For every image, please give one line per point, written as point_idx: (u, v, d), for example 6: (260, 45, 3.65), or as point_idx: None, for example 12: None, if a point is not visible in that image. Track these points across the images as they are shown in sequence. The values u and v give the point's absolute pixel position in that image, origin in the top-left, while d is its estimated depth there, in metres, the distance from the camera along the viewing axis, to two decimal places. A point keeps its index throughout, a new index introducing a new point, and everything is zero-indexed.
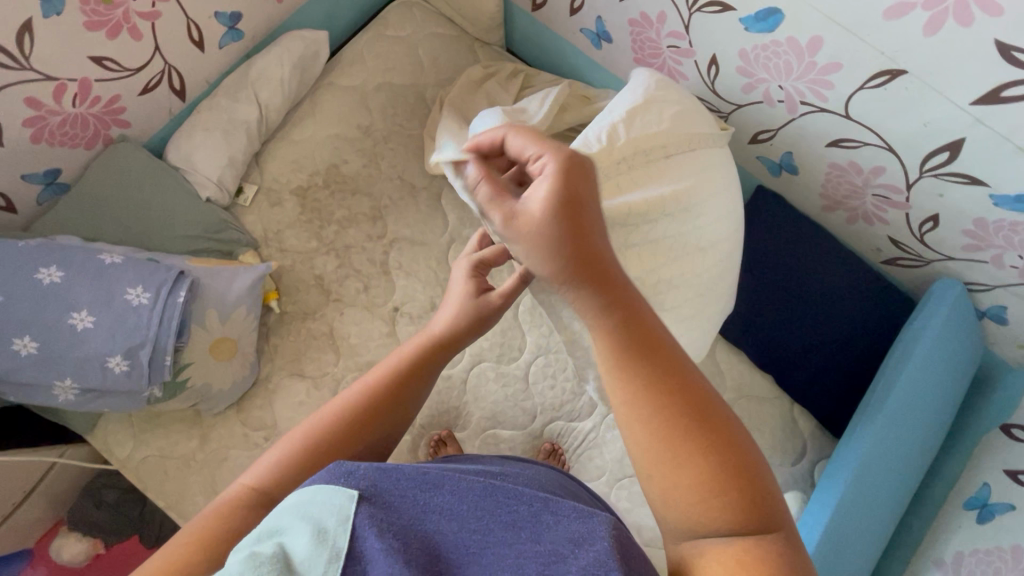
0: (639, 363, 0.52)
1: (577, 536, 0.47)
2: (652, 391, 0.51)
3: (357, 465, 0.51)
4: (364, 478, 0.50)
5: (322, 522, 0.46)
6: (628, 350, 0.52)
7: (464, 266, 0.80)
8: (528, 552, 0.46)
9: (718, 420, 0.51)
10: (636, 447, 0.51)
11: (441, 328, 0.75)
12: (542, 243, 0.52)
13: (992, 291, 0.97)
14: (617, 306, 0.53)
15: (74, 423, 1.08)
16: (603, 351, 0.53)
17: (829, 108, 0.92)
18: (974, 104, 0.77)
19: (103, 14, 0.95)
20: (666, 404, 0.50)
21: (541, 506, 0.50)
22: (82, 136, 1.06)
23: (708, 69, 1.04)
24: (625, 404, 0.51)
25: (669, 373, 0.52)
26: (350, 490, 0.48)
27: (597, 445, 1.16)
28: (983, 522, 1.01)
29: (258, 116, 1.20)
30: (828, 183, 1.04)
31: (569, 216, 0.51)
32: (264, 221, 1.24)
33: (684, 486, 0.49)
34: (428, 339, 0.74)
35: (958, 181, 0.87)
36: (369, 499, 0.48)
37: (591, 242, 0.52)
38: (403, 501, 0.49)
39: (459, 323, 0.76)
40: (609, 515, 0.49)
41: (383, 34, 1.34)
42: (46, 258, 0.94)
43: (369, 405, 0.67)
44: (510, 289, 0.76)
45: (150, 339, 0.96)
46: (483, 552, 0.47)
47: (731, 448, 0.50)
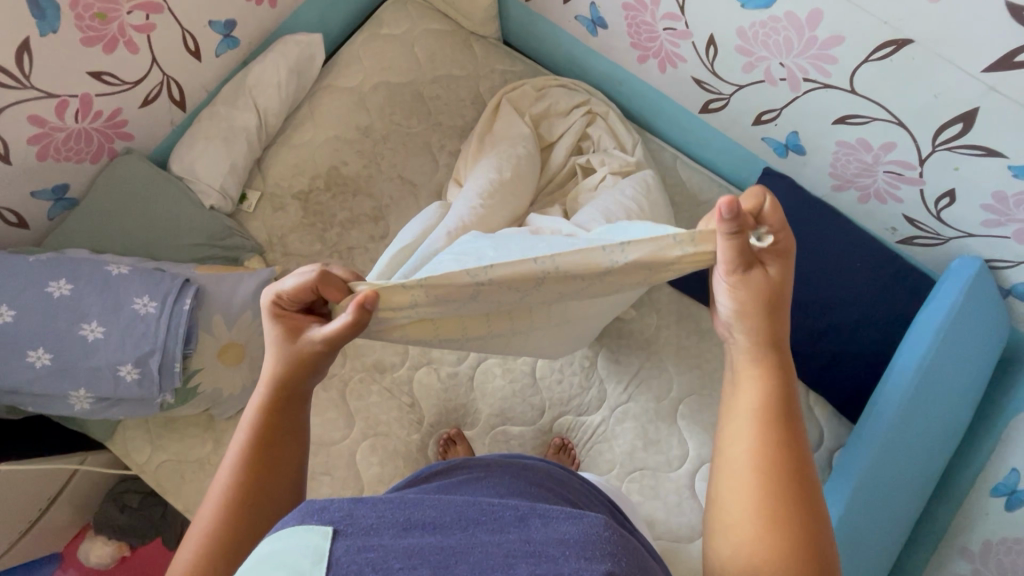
0: (774, 428, 0.60)
1: (565, 537, 0.47)
2: (778, 451, 0.59)
3: (329, 501, 0.49)
4: (338, 510, 0.49)
5: (297, 565, 0.43)
6: (774, 413, 0.61)
7: (265, 310, 0.66)
8: (518, 551, 0.46)
9: (822, 521, 0.57)
10: (739, 482, 0.59)
11: (270, 384, 0.65)
12: (759, 305, 0.63)
13: (1016, 267, 0.92)
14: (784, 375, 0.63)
15: (93, 430, 1.11)
16: (750, 402, 0.62)
17: (834, 84, 0.88)
18: (986, 72, 0.73)
19: (98, 30, 0.97)
20: (784, 473, 0.58)
21: (527, 512, 0.50)
22: (86, 151, 1.08)
23: (706, 50, 1.01)
24: (754, 441, 0.60)
25: (796, 453, 0.59)
26: (323, 527, 0.46)
27: (606, 439, 1.14)
28: (1014, 509, 0.94)
29: (257, 123, 1.21)
30: (837, 162, 1.00)
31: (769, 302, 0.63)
32: (268, 226, 1.25)
33: (764, 535, 0.55)
34: (258, 405, 0.64)
35: (973, 153, 0.82)
36: (345, 530, 0.47)
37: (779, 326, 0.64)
38: (381, 523, 0.48)
39: (283, 369, 0.64)
40: (599, 516, 0.50)
41: (379, 34, 1.34)
42: (55, 272, 0.97)
43: (245, 489, 0.62)
44: (334, 332, 0.63)
45: (159, 347, 0.98)
46: (471, 552, 0.46)
47: (819, 552, 0.54)
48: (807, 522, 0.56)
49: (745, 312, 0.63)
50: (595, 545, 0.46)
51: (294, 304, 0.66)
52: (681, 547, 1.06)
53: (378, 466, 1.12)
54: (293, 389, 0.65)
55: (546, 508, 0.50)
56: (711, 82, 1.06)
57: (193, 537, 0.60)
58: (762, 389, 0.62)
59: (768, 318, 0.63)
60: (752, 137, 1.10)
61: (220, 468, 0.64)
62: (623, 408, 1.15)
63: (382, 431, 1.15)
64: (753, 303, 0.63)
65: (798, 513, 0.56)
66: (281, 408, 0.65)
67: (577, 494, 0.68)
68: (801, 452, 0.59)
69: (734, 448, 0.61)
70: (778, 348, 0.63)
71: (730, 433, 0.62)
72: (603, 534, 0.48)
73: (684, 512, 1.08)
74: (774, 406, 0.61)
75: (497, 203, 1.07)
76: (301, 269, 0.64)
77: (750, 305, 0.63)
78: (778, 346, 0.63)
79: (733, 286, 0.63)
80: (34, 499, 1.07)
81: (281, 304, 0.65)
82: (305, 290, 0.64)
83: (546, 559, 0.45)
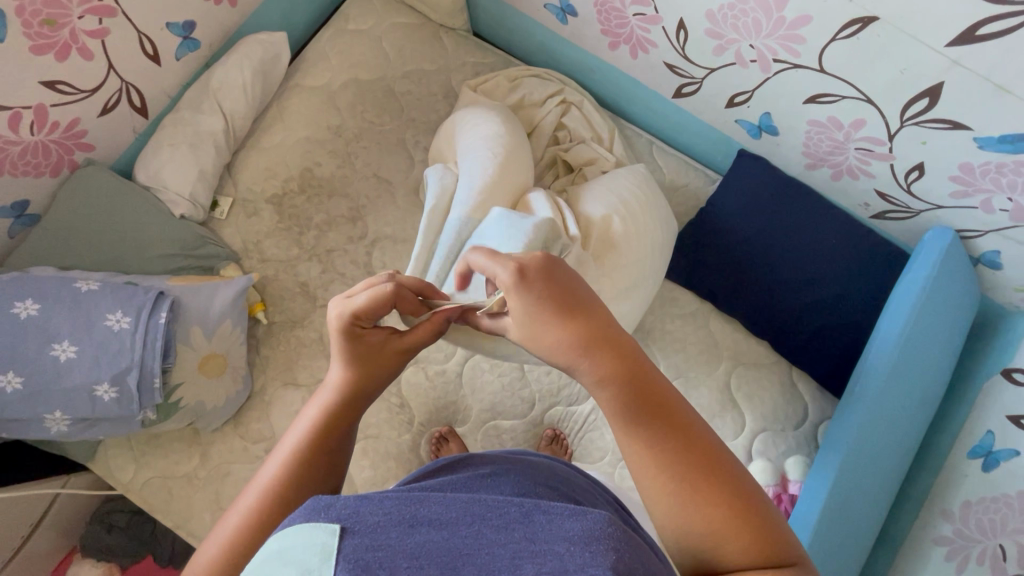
0: (642, 413, 0.53)
1: (572, 534, 0.44)
2: (661, 433, 0.52)
3: (336, 497, 0.47)
4: (344, 508, 0.46)
5: (307, 563, 0.42)
6: (636, 405, 0.53)
7: (335, 327, 0.63)
8: (523, 552, 0.43)
9: (731, 466, 0.52)
10: (637, 467, 0.52)
11: (333, 395, 0.63)
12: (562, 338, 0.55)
13: (984, 236, 0.95)
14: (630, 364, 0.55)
15: (74, 452, 1.08)
16: (612, 414, 0.54)
17: (804, 64, 0.89)
18: (950, 46, 0.74)
19: (49, 36, 0.92)
20: (675, 443, 0.52)
21: (531, 508, 0.48)
22: (45, 164, 1.04)
23: (677, 34, 1.01)
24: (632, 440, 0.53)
25: (677, 426, 0.53)
26: (331, 524, 0.44)
27: (597, 426, 1.15)
28: (989, 471, 0.97)
29: (224, 127, 1.18)
30: (810, 140, 1.01)
31: (570, 316, 0.55)
32: (242, 232, 1.22)
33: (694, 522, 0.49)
34: (322, 408, 0.63)
35: (939, 127, 0.84)
36: (353, 528, 0.44)
37: (599, 323, 0.56)
38: (388, 521, 0.45)
39: (351, 385, 0.63)
40: (605, 511, 0.47)
41: (345, 29, 1.31)
42: (21, 292, 0.94)
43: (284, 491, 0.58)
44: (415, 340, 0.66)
45: (136, 363, 0.96)
46: (478, 554, 0.43)
47: (743, 496, 0.50)
48: (729, 484, 0.51)
49: (535, 337, 0.56)
50: (600, 540, 0.44)
51: (360, 320, 0.63)
52: None
53: (370, 470, 1.11)
54: (353, 406, 0.64)
55: (550, 505, 0.48)
56: (683, 66, 1.06)
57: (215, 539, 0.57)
58: (619, 374, 0.54)
59: (582, 331, 0.55)
60: (725, 119, 1.11)
61: (267, 460, 0.61)
62: None
63: (373, 433, 1.14)
64: (536, 332, 0.56)
65: (715, 477, 0.51)
66: (346, 416, 0.63)
67: (583, 493, 0.67)
68: (680, 413, 0.54)
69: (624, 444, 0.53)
70: (616, 342, 0.55)
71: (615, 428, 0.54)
72: (607, 530, 0.45)
73: None
74: (635, 381, 0.54)
75: (493, 174, 1.01)
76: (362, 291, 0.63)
77: (535, 336, 0.56)
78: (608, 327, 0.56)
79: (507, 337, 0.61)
80: (15, 527, 1.04)
81: (348, 318, 0.62)
82: (373, 307, 0.63)
83: (552, 558, 0.43)
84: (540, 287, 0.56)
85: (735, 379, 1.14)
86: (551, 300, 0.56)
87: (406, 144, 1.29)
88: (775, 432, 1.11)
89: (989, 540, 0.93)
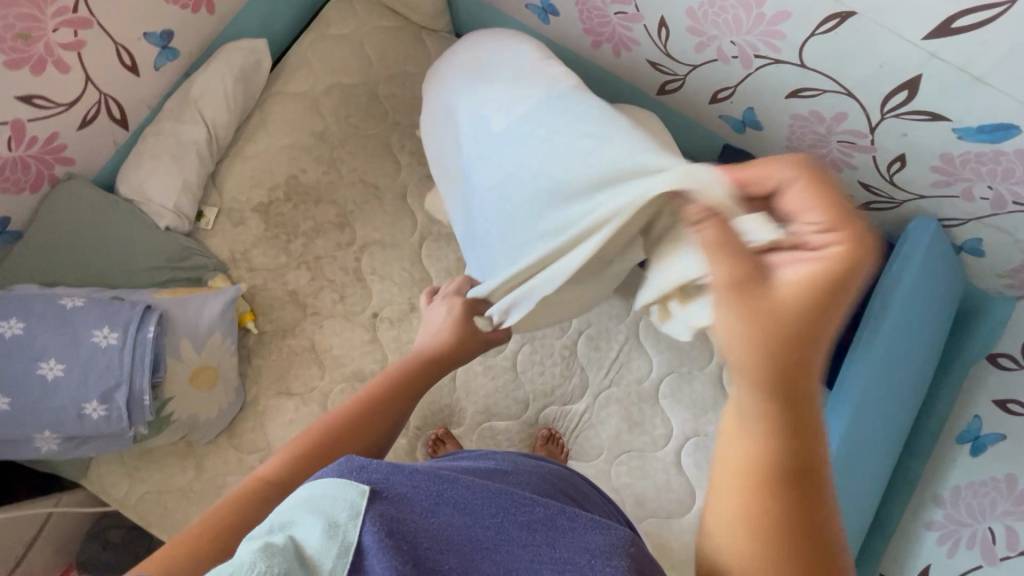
0: (773, 479, 0.41)
1: (592, 545, 0.44)
2: (780, 514, 0.41)
3: (369, 459, 0.47)
4: (376, 472, 0.46)
5: (334, 515, 0.42)
6: (773, 466, 0.41)
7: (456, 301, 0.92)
8: (542, 557, 0.44)
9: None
10: (731, 530, 0.43)
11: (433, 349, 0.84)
12: (773, 340, 0.41)
13: (967, 224, 0.95)
14: (797, 422, 0.42)
15: (66, 470, 1.07)
16: (737, 454, 0.43)
17: (784, 59, 0.90)
18: (926, 39, 0.75)
19: (23, 51, 0.91)
20: (792, 533, 0.41)
21: (556, 510, 0.47)
22: (25, 180, 1.02)
23: (658, 32, 1.01)
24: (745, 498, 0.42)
25: (804, 513, 0.41)
26: (361, 485, 0.44)
27: (592, 425, 1.15)
28: (976, 455, 1.01)
29: (206, 136, 1.17)
30: (793, 134, 1.02)
31: (808, 327, 0.41)
32: (229, 242, 1.21)
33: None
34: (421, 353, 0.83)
35: (919, 119, 0.85)
36: (382, 493, 0.45)
37: (807, 353, 0.41)
38: (415, 496, 0.46)
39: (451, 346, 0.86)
40: (626, 530, 0.47)
41: (327, 34, 1.30)
42: (5, 312, 0.93)
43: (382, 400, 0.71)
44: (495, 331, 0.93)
45: (125, 379, 0.95)
46: (498, 550, 0.44)
47: None
48: None
49: (748, 324, 0.42)
50: (620, 553, 0.44)
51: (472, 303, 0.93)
52: (672, 524, 1.09)
53: None
54: (442, 362, 0.84)
55: (575, 510, 0.47)
56: (666, 64, 1.06)
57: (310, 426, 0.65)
58: (780, 422, 0.41)
59: (782, 352, 0.41)
60: (709, 115, 1.11)
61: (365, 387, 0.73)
62: (606, 394, 1.15)
63: None
64: (745, 325, 0.42)
65: None
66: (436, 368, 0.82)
67: (591, 502, 0.67)
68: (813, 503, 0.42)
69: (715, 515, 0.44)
70: (806, 432, 0.42)
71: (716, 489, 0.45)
72: (629, 547, 0.45)
73: (672, 489, 1.10)
74: (789, 436, 0.41)
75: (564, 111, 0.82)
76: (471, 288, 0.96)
77: (740, 327, 0.42)
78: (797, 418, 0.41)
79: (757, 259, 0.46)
80: (9, 547, 1.03)
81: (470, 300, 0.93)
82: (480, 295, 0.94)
83: (570, 567, 0.43)
84: (816, 280, 0.42)
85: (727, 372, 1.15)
86: (812, 312, 0.42)
87: (391, 147, 1.28)
88: None
89: (979, 523, 0.98)
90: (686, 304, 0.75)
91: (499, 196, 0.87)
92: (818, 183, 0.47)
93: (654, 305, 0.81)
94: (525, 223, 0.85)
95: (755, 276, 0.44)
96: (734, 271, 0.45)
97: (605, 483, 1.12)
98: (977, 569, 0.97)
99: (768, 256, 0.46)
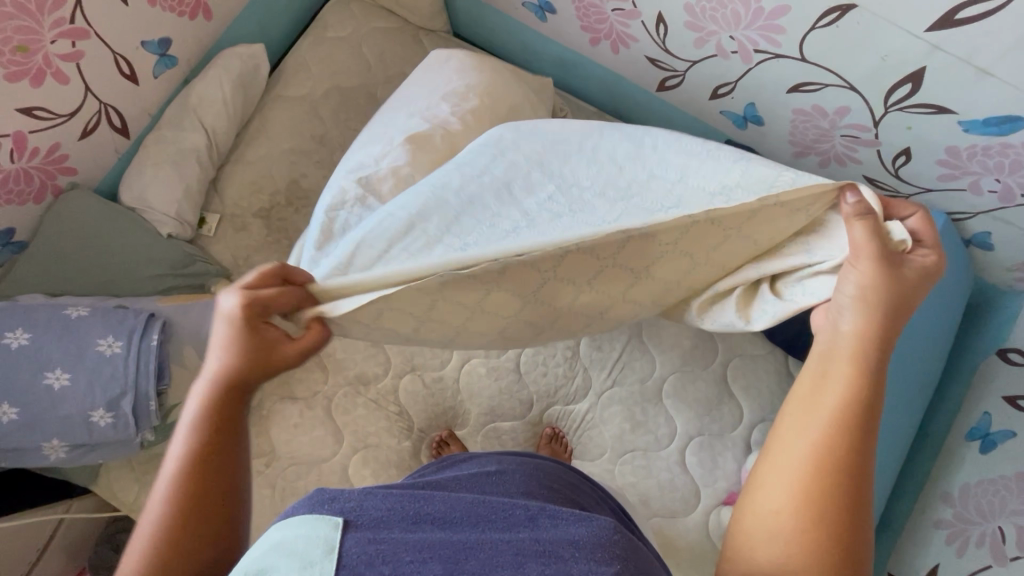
0: (848, 410, 0.60)
1: (576, 538, 0.49)
2: (838, 432, 0.60)
3: (338, 490, 0.50)
4: (347, 501, 0.49)
5: (308, 554, 0.45)
6: (856, 405, 0.60)
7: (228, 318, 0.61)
8: (527, 551, 0.47)
9: (860, 502, 0.59)
10: (807, 434, 0.61)
11: (211, 396, 0.61)
12: (888, 306, 0.61)
13: (975, 218, 0.93)
14: (870, 379, 0.61)
15: (76, 476, 1.08)
16: (836, 389, 0.61)
17: (785, 53, 0.88)
18: (929, 31, 0.73)
19: (23, 63, 0.91)
20: (843, 450, 0.59)
21: (537, 511, 0.51)
22: (28, 191, 1.03)
23: (656, 28, 1.00)
24: (831, 412, 0.61)
25: (856, 443, 0.60)
26: (332, 518, 0.47)
27: (595, 425, 1.15)
28: (987, 452, 0.99)
29: (207, 143, 1.17)
30: (795, 130, 1.00)
31: (899, 310, 0.62)
32: (231, 248, 1.21)
33: (771, 542, 0.59)
34: (200, 410, 0.61)
35: (923, 112, 0.83)
36: (355, 521, 0.48)
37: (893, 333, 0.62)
38: (389, 516, 0.49)
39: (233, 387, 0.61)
40: (607, 519, 0.52)
41: (325, 37, 1.29)
42: (11, 322, 0.94)
43: (186, 493, 0.58)
44: (302, 346, 0.64)
45: (131, 387, 0.96)
46: (480, 549, 0.47)
47: (848, 522, 0.58)
48: (839, 504, 0.58)
49: (877, 288, 0.61)
50: (604, 548, 0.48)
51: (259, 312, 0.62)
52: (677, 522, 1.09)
53: (370, 477, 1.11)
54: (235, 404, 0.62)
55: (554, 509, 0.52)
56: (666, 60, 1.05)
57: (141, 539, 0.57)
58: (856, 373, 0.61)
59: (892, 320, 0.62)
60: (710, 111, 1.10)
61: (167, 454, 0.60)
62: (610, 393, 1.15)
63: (373, 442, 1.14)
64: (881, 288, 0.61)
65: (841, 497, 0.59)
66: (227, 410, 0.61)
67: (585, 497, 0.68)
68: (861, 445, 0.60)
69: (790, 446, 0.62)
70: (873, 389, 0.61)
71: (790, 428, 0.63)
72: (614, 539, 0.49)
73: (678, 488, 1.10)
74: (860, 382, 0.61)
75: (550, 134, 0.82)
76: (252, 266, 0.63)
77: (877, 290, 0.61)
78: (875, 393, 0.61)
79: (898, 250, 0.63)
80: (22, 552, 1.05)
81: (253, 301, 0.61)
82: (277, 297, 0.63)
83: (555, 560, 0.46)
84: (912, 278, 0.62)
85: (732, 370, 1.14)
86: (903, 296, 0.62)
87: None
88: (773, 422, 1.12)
89: (989, 523, 0.97)
90: (781, 289, 0.74)
91: (518, 176, 0.75)
92: (929, 217, 0.64)
93: (736, 293, 0.77)
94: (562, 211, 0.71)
95: (890, 259, 0.62)
96: (875, 252, 0.62)
97: (609, 482, 1.12)
98: (988, 569, 0.96)
99: (901, 251, 0.63)
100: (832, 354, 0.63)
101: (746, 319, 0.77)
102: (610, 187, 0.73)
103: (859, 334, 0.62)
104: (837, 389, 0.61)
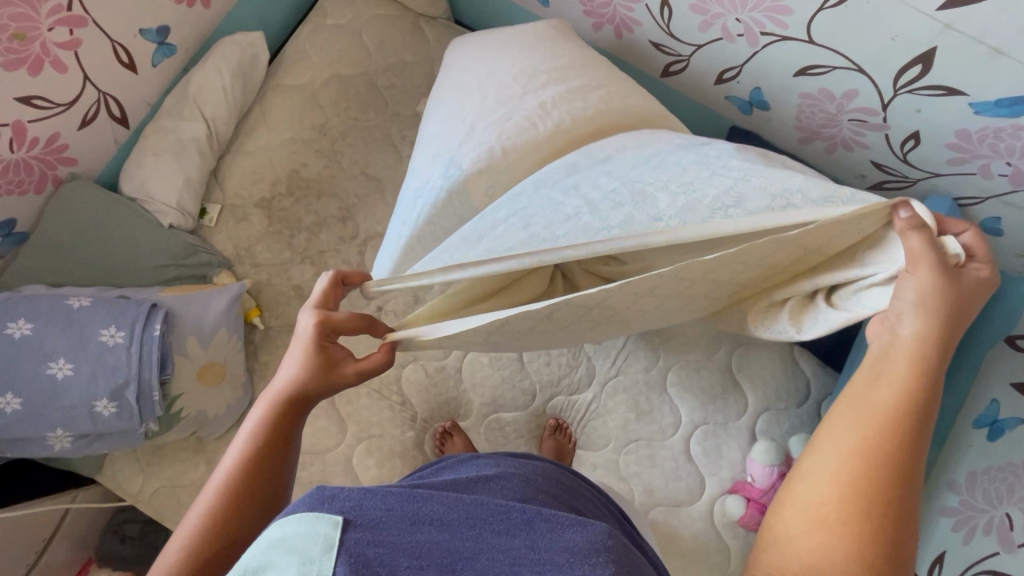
0: (906, 408, 0.57)
1: (574, 543, 0.49)
2: (894, 426, 0.57)
3: (339, 488, 0.50)
4: (347, 500, 0.49)
5: (308, 551, 0.44)
6: (914, 402, 0.58)
7: (306, 330, 0.69)
8: (522, 558, 0.47)
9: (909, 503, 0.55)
10: (857, 424, 0.58)
11: (277, 397, 0.67)
12: (946, 311, 0.59)
13: (984, 203, 0.92)
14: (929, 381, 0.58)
15: (81, 467, 1.09)
16: (893, 384, 0.59)
17: (791, 36, 0.87)
18: (941, 10, 0.72)
19: (20, 51, 0.90)
20: (898, 446, 0.56)
21: (533, 514, 0.51)
22: (28, 181, 1.03)
23: (660, 11, 0.98)
24: (886, 405, 0.58)
25: (911, 443, 0.56)
26: (332, 516, 0.47)
27: (599, 415, 1.14)
28: (994, 440, 0.98)
29: (206, 132, 1.17)
30: (802, 114, 0.99)
31: (956, 317, 0.59)
32: (232, 238, 1.21)
33: (808, 534, 0.55)
34: (267, 408, 0.67)
35: (934, 94, 0.81)
36: (355, 520, 0.47)
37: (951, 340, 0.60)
38: (388, 517, 0.48)
39: (296, 391, 0.67)
40: (601, 523, 0.52)
41: (324, 25, 1.28)
42: (13, 314, 0.94)
43: (241, 480, 0.63)
44: (367, 365, 0.69)
45: (133, 377, 0.96)
46: (477, 558, 0.47)
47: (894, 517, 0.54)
48: (888, 499, 0.54)
49: (936, 296, 0.59)
50: (597, 552, 0.48)
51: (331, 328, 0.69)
52: (681, 511, 1.09)
53: (375, 467, 1.12)
54: (297, 407, 0.67)
55: (552, 512, 0.51)
56: (670, 44, 1.04)
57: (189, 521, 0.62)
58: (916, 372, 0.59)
59: (949, 325, 0.59)
60: (714, 97, 1.08)
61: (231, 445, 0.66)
62: (613, 382, 1.14)
63: (376, 432, 1.15)
64: (939, 296, 0.59)
65: (892, 491, 0.54)
66: (290, 414, 0.67)
67: (584, 502, 0.68)
68: (915, 446, 0.57)
69: (836, 438, 0.59)
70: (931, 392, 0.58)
71: (838, 421, 0.60)
72: (606, 543, 0.50)
73: (682, 477, 1.10)
74: (922, 380, 0.58)
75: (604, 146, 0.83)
76: (322, 278, 0.75)
77: (936, 297, 0.59)
78: (933, 392, 0.58)
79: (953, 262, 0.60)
80: (28, 543, 1.06)
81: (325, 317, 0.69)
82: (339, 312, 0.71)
83: (550, 566, 0.47)
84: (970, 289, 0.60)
85: (737, 359, 1.14)
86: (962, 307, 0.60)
87: (392, 138, 1.27)
88: (778, 411, 1.11)
89: (996, 510, 0.99)
90: (837, 301, 0.69)
91: (585, 174, 0.77)
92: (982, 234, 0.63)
93: (790, 304, 0.74)
94: (625, 203, 0.72)
95: (950, 270, 0.59)
96: (935, 261, 0.59)
97: (613, 472, 1.11)
98: (994, 556, 0.99)
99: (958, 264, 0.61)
100: (891, 353, 0.61)
101: (797, 328, 0.73)
102: (671, 181, 0.72)
103: (920, 332, 0.59)
104: (896, 385, 0.58)
